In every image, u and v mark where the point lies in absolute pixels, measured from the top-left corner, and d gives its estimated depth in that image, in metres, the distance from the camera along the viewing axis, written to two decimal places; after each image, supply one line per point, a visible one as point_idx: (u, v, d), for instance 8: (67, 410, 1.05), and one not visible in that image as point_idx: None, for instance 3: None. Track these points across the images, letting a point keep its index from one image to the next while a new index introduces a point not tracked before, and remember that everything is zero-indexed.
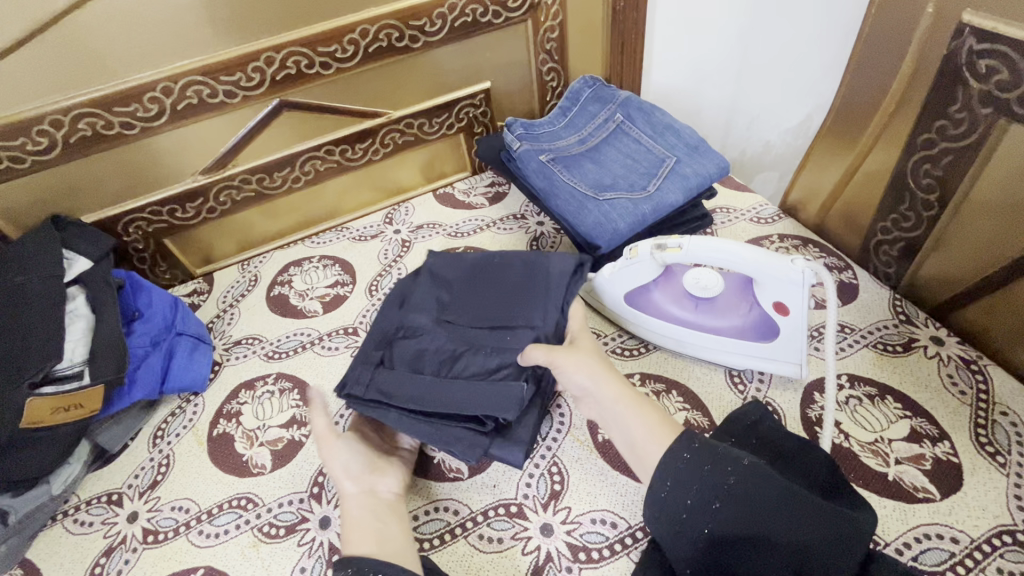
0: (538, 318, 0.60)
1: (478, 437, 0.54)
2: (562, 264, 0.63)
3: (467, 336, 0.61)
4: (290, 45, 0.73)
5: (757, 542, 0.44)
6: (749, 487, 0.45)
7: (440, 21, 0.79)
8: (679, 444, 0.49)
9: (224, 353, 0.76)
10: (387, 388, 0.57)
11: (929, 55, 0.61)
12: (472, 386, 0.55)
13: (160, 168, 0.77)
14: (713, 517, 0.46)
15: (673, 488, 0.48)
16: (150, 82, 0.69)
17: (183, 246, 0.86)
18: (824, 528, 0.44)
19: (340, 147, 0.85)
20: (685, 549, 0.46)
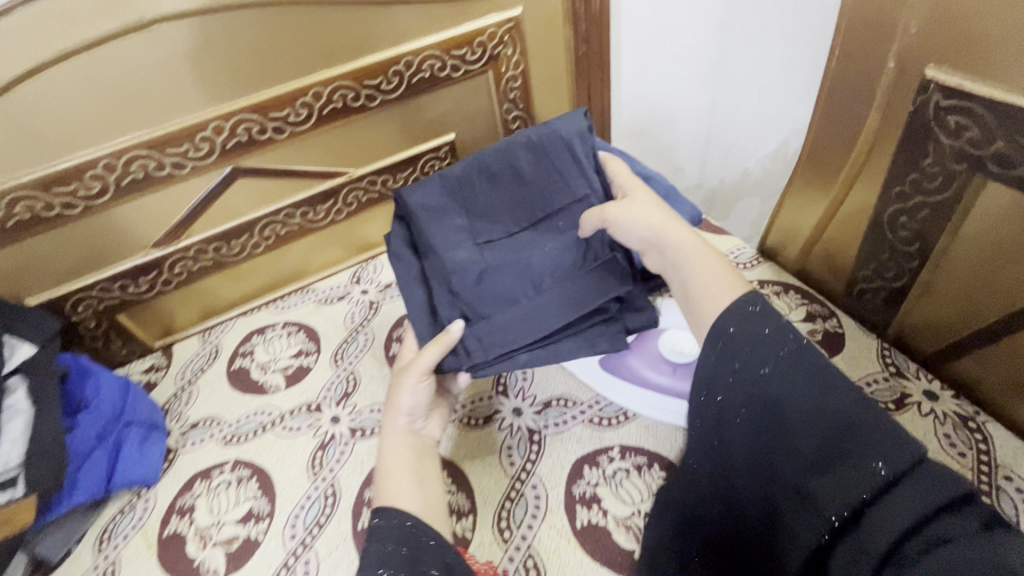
0: (583, 188, 0.64)
1: (610, 324, 0.60)
2: (568, 129, 0.67)
3: (524, 244, 0.63)
4: (238, 113, 0.70)
5: (788, 419, 0.42)
6: (805, 362, 0.43)
7: (396, 78, 0.77)
8: (739, 307, 0.47)
9: (180, 438, 0.71)
10: (501, 338, 0.58)
11: (892, 109, 0.57)
12: (565, 282, 0.60)
13: (109, 244, 0.73)
14: (761, 380, 0.44)
15: (726, 348, 0.46)
16: (91, 160, 0.65)
17: (139, 320, 0.82)
18: (866, 414, 0.40)
19: (301, 210, 0.82)
20: (729, 417, 0.46)
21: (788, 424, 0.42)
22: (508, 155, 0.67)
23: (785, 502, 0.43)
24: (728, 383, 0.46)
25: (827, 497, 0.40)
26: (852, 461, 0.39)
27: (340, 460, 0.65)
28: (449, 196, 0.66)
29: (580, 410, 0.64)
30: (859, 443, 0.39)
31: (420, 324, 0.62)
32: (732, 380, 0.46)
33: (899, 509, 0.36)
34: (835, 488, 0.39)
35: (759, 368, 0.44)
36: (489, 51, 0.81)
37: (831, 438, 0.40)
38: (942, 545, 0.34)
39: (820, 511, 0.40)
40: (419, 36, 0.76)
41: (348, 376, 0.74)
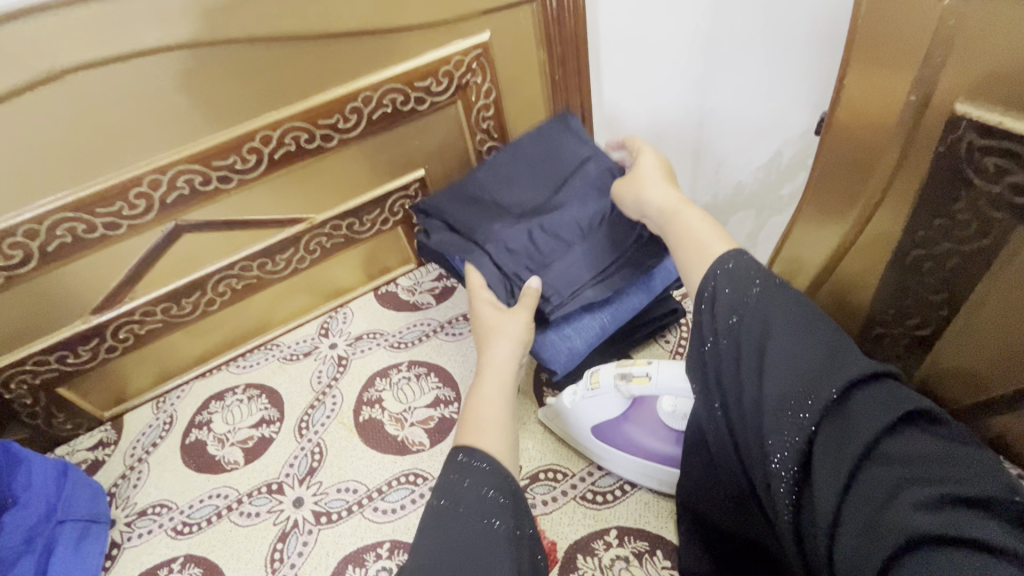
0: (592, 155, 0.72)
1: (649, 244, 0.66)
2: (562, 126, 0.76)
3: (560, 207, 0.68)
4: (176, 165, 0.63)
5: (758, 355, 0.41)
6: (777, 299, 0.42)
7: (355, 115, 0.70)
8: (713, 266, 0.46)
9: (126, 531, 0.64)
10: (568, 276, 0.63)
11: (905, 144, 0.51)
12: (604, 222, 0.66)
13: (39, 314, 0.66)
14: (737, 320, 0.43)
15: (708, 298, 0.45)
16: (9, 228, 0.59)
17: (82, 391, 0.74)
18: (834, 343, 0.40)
19: (258, 262, 0.75)
20: (707, 368, 0.44)
21: (758, 359, 0.41)
22: (517, 151, 0.74)
23: (748, 435, 0.41)
24: (705, 332, 0.44)
25: (792, 421, 0.38)
26: (820, 384, 0.38)
27: (302, 553, 0.58)
28: (472, 194, 0.72)
29: (570, 484, 0.58)
30: (830, 369, 0.38)
31: (495, 288, 0.64)
32: (709, 328, 0.44)
33: (868, 424, 0.36)
34: (795, 416, 0.38)
35: (727, 316, 0.43)
36: (456, 80, 0.75)
37: (801, 369, 0.39)
38: (912, 457, 0.34)
39: (790, 435, 0.38)
40: (375, 69, 0.69)
41: (313, 449, 0.67)
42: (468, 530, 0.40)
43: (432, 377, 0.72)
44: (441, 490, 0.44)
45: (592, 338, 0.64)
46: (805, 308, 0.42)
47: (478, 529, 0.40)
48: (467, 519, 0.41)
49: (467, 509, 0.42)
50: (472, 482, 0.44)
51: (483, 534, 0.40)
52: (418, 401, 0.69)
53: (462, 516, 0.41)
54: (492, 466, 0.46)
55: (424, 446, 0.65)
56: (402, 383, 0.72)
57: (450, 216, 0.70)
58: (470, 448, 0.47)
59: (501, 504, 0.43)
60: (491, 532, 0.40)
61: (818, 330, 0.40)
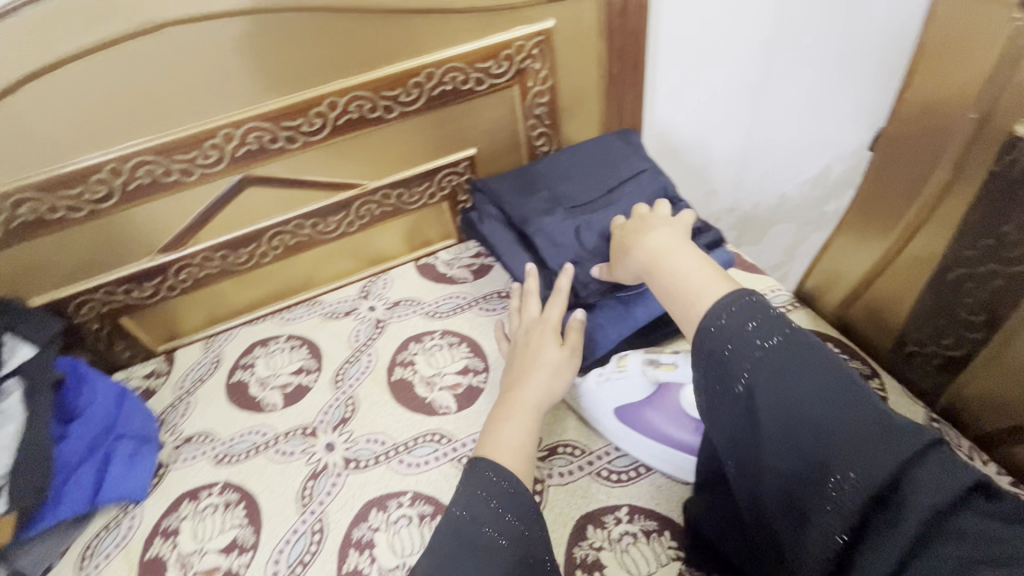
0: (642, 163, 0.75)
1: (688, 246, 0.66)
2: (618, 139, 0.79)
3: (606, 205, 0.71)
4: (249, 121, 0.68)
5: (790, 427, 0.40)
6: (797, 356, 0.42)
7: (416, 90, 0.73)
8: (716, 310, 0.46)
9: (172, 453, 0.69)
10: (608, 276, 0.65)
11: (969, 164, 0.54)
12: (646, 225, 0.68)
13: (111, 248, 0.72)
14: (755, 381, 0.42)
15: (717, 351, 0.44)
16: (97, 164, 0.64)
17: (142, 323, 0.80)
18: (867, 410, 0.39)
19: (311, 221, 0.80)
20: (728, 426, 0.44)
21: (790, 433, 0.40)
22: (571, 155, 0.78)
23: (787, 509, 0.41)
24: (717, 395, 0.44)
25: (833, 498, 0.38)
26: (865, 464, 0.38)
27: (331, 492, 0.62)
28: (523, 181, 0.76)
29: (587, 461, 0.60)
30: (872, 446, 0.38)
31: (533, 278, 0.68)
32: (723, 389, 0.44)
33: (922, 503, 0.36)
34: (838, 493, 0.38)
35: (739, 384, 0.42)
36: (516, 64, 0.77)
37: (837, 441, 0.39)
38: (966, 534, 0.35)
39: (839, 520, 0.38)
40: (437, 48, 0.72)
41: (347, 400, 0.71)
42: (472, 542, 0.44)
43: (464, 347, 0.75)
44: (466, 501, 0.47)
45: (622, 328, 0.64)
46: (828, 365, 0.42)
47: (483, 545, 0.44)
48: (480, 543, 0.44)
49: (480, 524, 0.45)
50: (496, 503, 0.46)
51: (487, 550, 0.43)
52: (448, 368, 0.73)
53: (477, 536, 0.44)
54: (517, 487, 0.48)
55: (451, 409, 0.68)
56: (434, 349, 0.75)
57: (500, 201, 0.74)
58: (495, 465, 0.50)
59: (516, 527, 0.45)
60: (500, 554, 0.43)
61: (848, 389, 0.40)
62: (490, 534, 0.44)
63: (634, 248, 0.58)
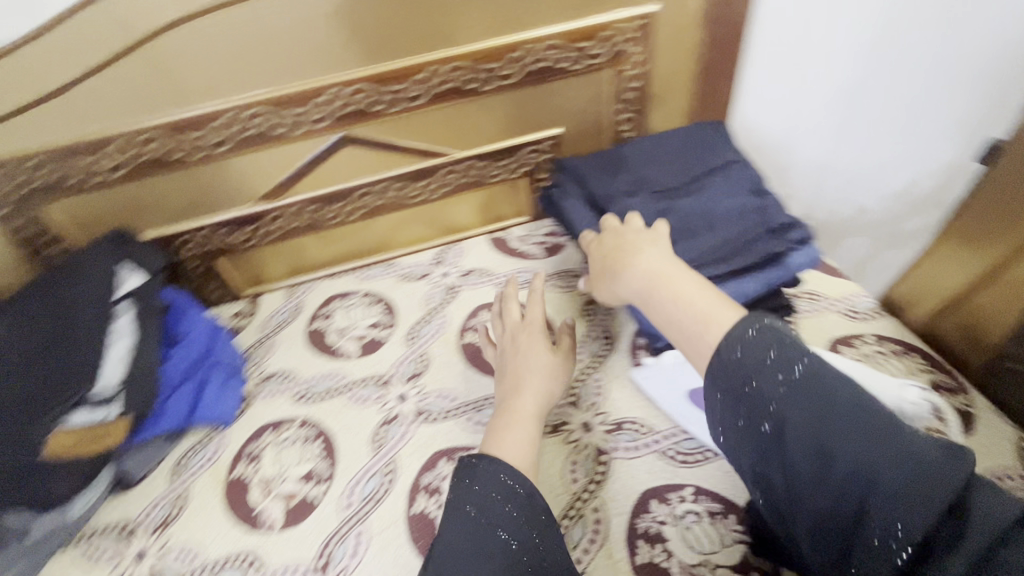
0: (731, 154, 0.75)
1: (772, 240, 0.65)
2: (707, 130, 0.79)
3: (693, 192, 0.71)
4: (356, 82, 0.71)
5: (823, 469, 0.40)
6: (822, 388, 0.42)
7: (515, 64, 0.75)
8: (731, 339, 0.45)
9: (256, 386, 0.74)
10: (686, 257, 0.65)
11: None
12: (732, 214, 0.67)
13: (218, 191, 0.77)
14: (779, 418, 0.42)
15: (735, 383, 0.44)
16: (218, 111, 0.69)
17: (234, 266, 0.86)
18: (905, 449, 0.38)
19: (398, 184, 0.83)
20: (755, 460, 0.44)
21: (823, 473, 0.40)
22: (657, 142, 0.78)
23: (828, 549, 0.41)
24: (741, 430, 0.44)
25: (872, 541, 0.38)
26: (905, 508, 0.37)
27: (402, 439, 0.65)
28: (608, 163, 0.77)
29: (654, 440, 0.61)
30: (913, 490, 0.37)
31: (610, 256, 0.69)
32: (745, 424, 0.44)
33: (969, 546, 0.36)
34: (878, 537, 0.38)
35: (764, 422, 0.43)
36: (615, 46, 0.77)
37: (871, 482, 0.38)
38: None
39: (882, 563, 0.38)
40: (543, 22, 0.72)
41: (419, 357, 0.74)
42: (485, 545, 0.44)
43: None
44: (479, 503, 0.47)
45: None
46: (857, 397, 0.41)
47: (496, 548, 0.44)
48: (497, 547, 0.44)
49: (495, 528, 0.45)
50: (509, 507, 0.47)
51: (499, 555, 0.44)
52: None
53: (493, 538, 0.45)
54: (530, 493, 0.48)
55: None
56: None
57: (584, 179, 0.76)
58: (516, 471, 0.50)
59: (529, 536, 0.46)
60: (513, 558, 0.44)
61: (882, 425, 0.39)
62: (504, 539, 0.45)
63: (626, 269, 0.58)
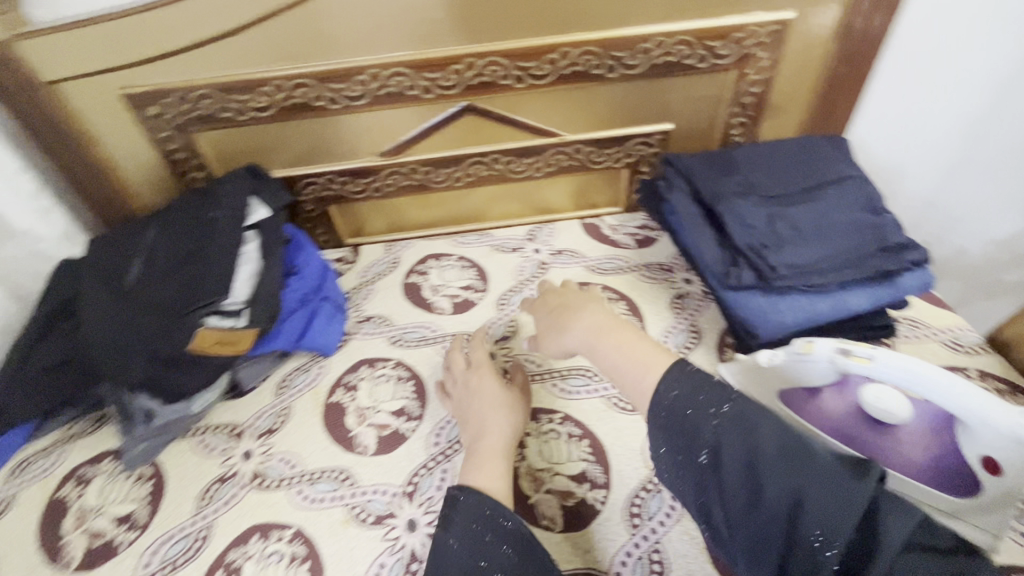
0: (848, 169, 0.74)
1: (885, 257, 0.65)
2: (823, 143, 0.79)
3: (806, 200, 0.71)
4: (491, 55, 0.75)
5: (750, 494, 0.43)
6: (745, 419, 0.46)
7: (642, 55, 0.77)
8: (667, 381, 0.50)
9: (355, 325, 0.79)
10: (795, 263, 0.65)
11: None
12: (845, 226, 0.67)
13: (345, 142, 0.83)
14: (710, 453, 0.46)
15: (673, 420, 0.49)
16: (363, 66, 0.74)
17: (343, 214, 0.93)
18: (820, 469, 0.42)
19: (507, 158, 0.87)
20: (695, 494, 0.47)
21: (752, 499, 0.43)
22: (771, 149, 0.79)
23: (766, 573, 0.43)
24: (681, 463, 0.48)
25: (802, 558, 0.41)
26: (826, 525, 0.40)
27: None
28: (718, 163, 0.78)
29: None
30: (825, 510, 0.40)
31: (714, 252, 0.69)
32: (683, 460, 0.48)
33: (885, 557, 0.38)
34: (807, 554, 0.40)
35: (701, 453, 0.46)
36: (743, 50, 0.77)
37: (796, 501, 0.41)
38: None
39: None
40: (677, 17, 0.74)
41: (508, 322, 0.78)
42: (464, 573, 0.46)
43: (622, 305, 0.79)
44: (462, 532, 0.49)
45: (803, 319, 0.65)
46: (779, 426, 0.45)
47: None
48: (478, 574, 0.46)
49: (476, 557, 0.47)
50: (493, 538, 0.48)
51: None
52: None
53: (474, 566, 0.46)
54: (516, 524, 0.49)
55: None
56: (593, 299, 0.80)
57: (693, 175, 0.76)
58: (498, 502, 0.51)
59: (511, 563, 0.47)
60: None
61: (805, 453, 0.43)
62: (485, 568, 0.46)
63: (571, 325, 0.61)
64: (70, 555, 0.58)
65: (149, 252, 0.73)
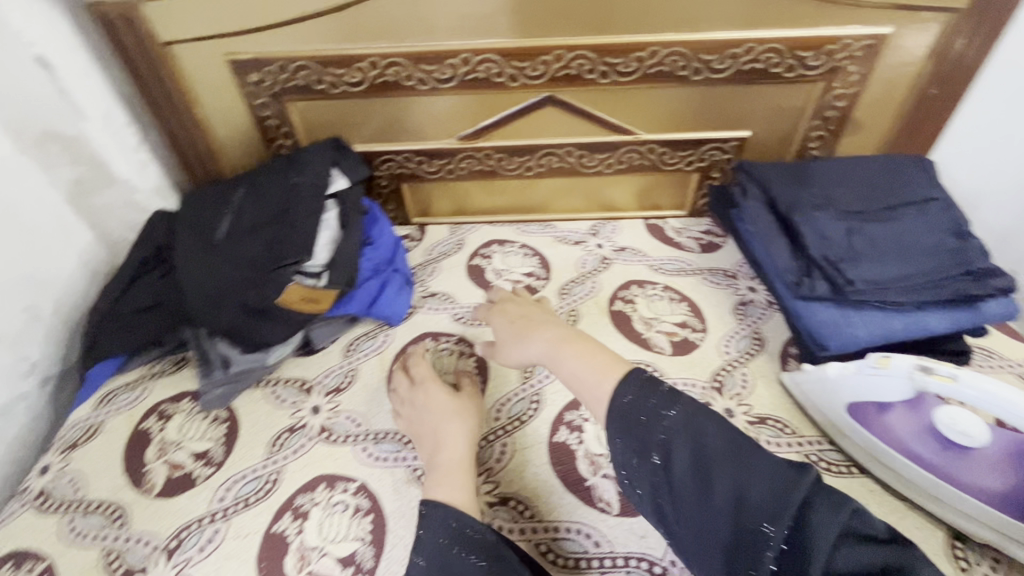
0: (932, 190, 0.73)
1: (968, 282, 0.64)
2: (906, 162, 0.78)
3: (886, 218, 0.70)
4: (580, 49, 0.76)
5: (701, 491, 0.46)
6: (691, 425, 0.48)
7: (730, 60, 0.77)
8: (621, 389, 0.52)
9: (420, 299, 0.82)
10: (872, 279, 0.65)
11: None
12: (927, 247, 0.67)
13: (427, 122, 0.86)
14: (660, 457, 0.48)
15: (625, 430, 0.50)
16: (457, 50, 0.76)
17: (414, 193, 0.96)
18: (762, 464, 0.45)
19: (580, 152, 0.89)
20: (649, 497, 0.49)
21: (702, 495, 0.45)
22: (851, 165, 0.78)
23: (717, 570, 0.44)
24: (634, 464, 0.49)
25: (744, 549, 0.43)
26: (767, 513, 0.42)
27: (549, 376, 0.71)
28: (795, 174, 0.77)
29: (798, 441, 0.64)
30: (766, 501, 0.43)
31: (786, 261, 0.69)
32: (635, 467, 0.49)
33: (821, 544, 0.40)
34: (748, 544, 0.42)
35: (653, 455, 0.48)
36: (833, 63, 0.77)
37: (741, 496, 0.44)
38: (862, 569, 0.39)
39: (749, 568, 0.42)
40: (771, 25, 0.74)
41: (569, 310, 0.80)
42: None
43: (684, 305, 0.79)
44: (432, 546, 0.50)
45: (877, 335, 0.64)
46: (725, 431, 0.47)
47: None
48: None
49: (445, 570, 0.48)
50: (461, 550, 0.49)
51: None
52: (667, 316, 0.78)
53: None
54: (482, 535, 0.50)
55: (665, 351, 0.73)
56: (655, 297, 0.81)
57: (768, 183, 0.76)
58: (464, 514, 0.52)
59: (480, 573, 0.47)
60: None
61: (750, 453, 0.46)
62: None
63: (532, 337, 0.63)
64: (151, 482, 0.62)
65: (237, 209, 0.77)
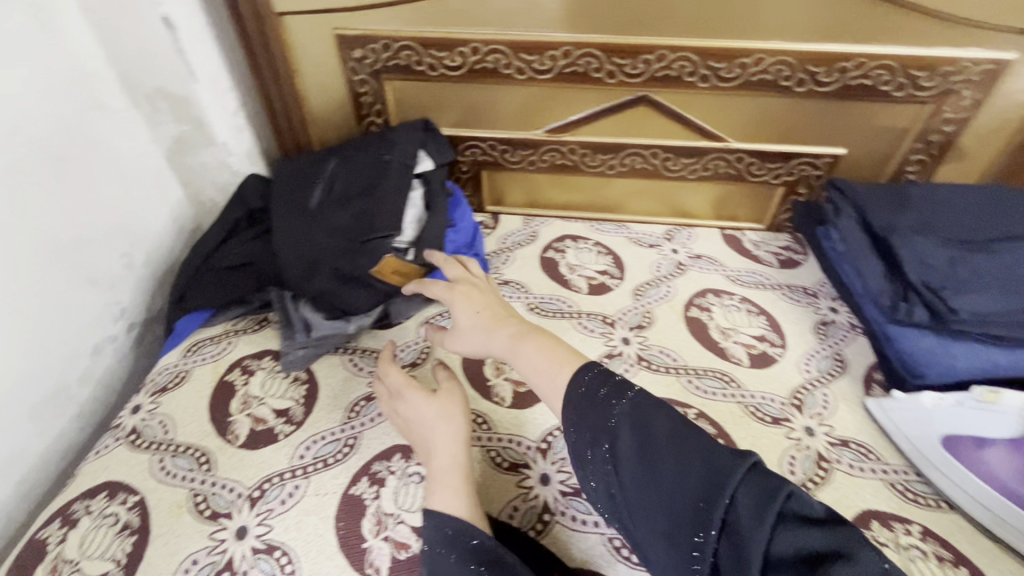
0: None
1: None
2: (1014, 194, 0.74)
3: (993, 248, 0.67)
4: (684, 50, 0.76)
5: (648, 478, 0.45)
6: (641, 417, 0.47)
7: (838, 74, 0.75)
8: (575, 379, 0.52)
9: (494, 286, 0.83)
10: (977, 311, 0.62)
11: None
12: None
13: (516, 112, 0.87)
14: (611, 453, 0.47)
15: (581, 428, 0.49)
16: (561, 42, 0.77)
17: (492, 181, 0.97)
18: (704, 449, 0.44)
19: (665, 155, 0.88)
20: (603, 495, 0.48)
21: (649, 483, 0.44)
22: (954, 192, 0.75)
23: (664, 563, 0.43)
24: (588, 456, 0.48)
25: (687, 532, 0.41)
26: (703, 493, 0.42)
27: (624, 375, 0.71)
28: (891, 196, 0.74)
29: (882, 469, 0.62)
30: (705, 481, 0.42)
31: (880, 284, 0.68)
32: (592, 467, 0.48)
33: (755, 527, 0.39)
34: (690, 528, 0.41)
35: (603, 445, 0.47)
36: (945, 86, 0.75)
37: (685, 482, 0.43)
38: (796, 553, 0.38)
39: (692, 550, 0.41)
40: (886, 42, 0.72)
41: (643, 312, 0.79)
42: None
43: (762, 319, 0.78)
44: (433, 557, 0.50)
45: (976, 368, 0.63)
46: (673, 421, 0.47)
47: None
48: None
49: None
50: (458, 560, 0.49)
51: None
52: (744, 328, 0.77)
53: None
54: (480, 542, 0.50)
55: (742, 362, 0.72)
56: (732, 307, 0.79)
57: (864, 202, 0.73)
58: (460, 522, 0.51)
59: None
60: None
61: (691, 440, 0.45)
62: None
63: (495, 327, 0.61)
64: (236, 432, 0.65)
65: (329, 178, 0.78)
